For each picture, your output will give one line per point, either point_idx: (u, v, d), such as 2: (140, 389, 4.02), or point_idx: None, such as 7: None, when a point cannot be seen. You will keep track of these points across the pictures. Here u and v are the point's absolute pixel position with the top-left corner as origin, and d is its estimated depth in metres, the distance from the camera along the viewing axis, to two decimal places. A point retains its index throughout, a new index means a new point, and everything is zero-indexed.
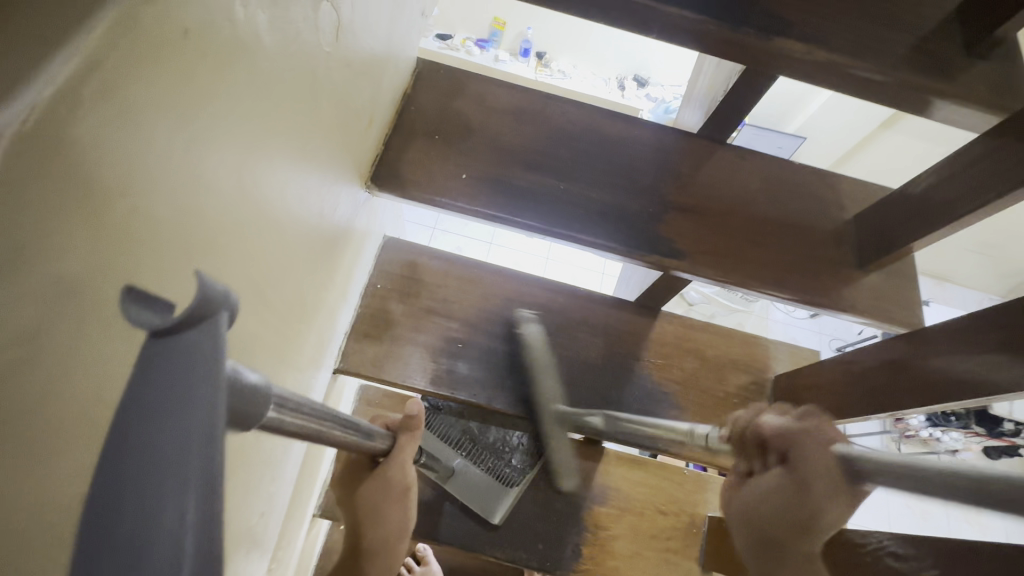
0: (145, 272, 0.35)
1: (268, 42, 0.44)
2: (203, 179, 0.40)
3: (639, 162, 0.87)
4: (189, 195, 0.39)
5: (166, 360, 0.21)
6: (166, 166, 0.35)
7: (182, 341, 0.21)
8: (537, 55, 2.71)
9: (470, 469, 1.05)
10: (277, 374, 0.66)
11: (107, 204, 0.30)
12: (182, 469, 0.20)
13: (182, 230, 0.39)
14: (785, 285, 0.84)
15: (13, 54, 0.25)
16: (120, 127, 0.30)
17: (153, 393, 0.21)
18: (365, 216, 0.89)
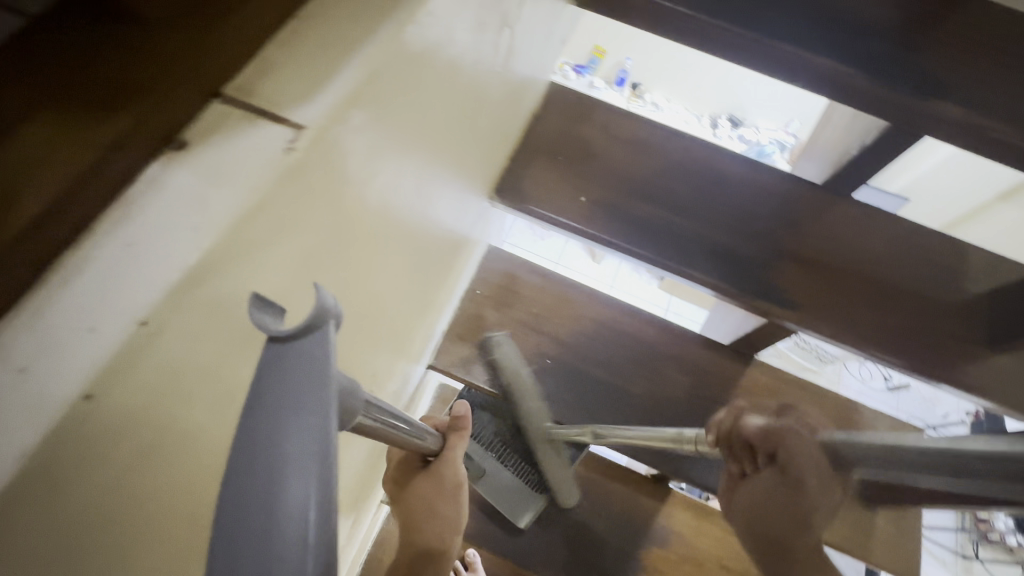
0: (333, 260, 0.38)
1: (466, 63, 0.48)
2: (390, 180, 0.44)
3: (759, 206, 0.86)
4: (377, 194, 0.42)
5: (284, 368, 0.22)
6: (369, 175, 0.39)
7: (296, 350, 0.22)
8: (632, 85, 2.72)
9: (500, 473, 1.02)
10: (391, 363, 0.70)
11: (326, 197, 0.33)
12: (303, 462, 0.21)
13: (365, 225, 0.42)
14: (905, 353, 0.80)
15: (325, 59, 0.31)
16: (361, 127, 0.34)
17: (275, 396, 0.22)
18: (481, 225, 0.93)
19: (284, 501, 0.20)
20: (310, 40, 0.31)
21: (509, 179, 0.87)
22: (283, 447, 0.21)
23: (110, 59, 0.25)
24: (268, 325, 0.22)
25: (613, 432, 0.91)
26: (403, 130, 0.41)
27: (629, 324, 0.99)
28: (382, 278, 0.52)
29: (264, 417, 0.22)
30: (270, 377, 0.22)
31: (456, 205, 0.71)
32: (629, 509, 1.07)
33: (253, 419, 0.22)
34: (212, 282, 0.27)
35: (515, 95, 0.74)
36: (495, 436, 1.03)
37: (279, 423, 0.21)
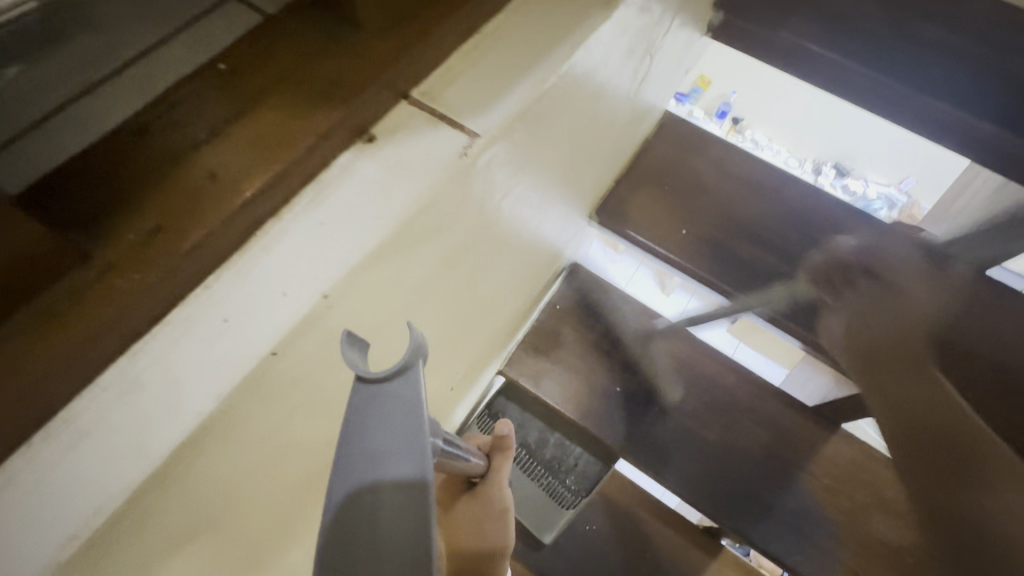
0: (451, 267, 0.40)
1: (609, 89, 0.49)
2: (519, 198, 0.45)
3: (878, 268, 0.80)
4: (504, 210, 0.44)
5: (376, 405, 0.24)
6: (509, 188, 0.41)
7: (388, 390, 0.24)
8: (733, 120, 2.64)
9: (526, 485, 1.01)
10: (471, 367, 0.72)
11: (456, 214, 0.35)
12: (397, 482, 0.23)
13: (482, 241, 0.43)
14: None
15: (504, 75, 0.33)
16: (515, 146, 0.36)
17: (370, 429, 0.24)
18: (575, 243, 0.94)
19: (386, 515, 0.22)
20: (490, 54, 0.33)
21: (611, 201, 0.87)
22: (382, 473, 0.23)
23: (330, 53, 0.28)
24: (357, 365, 0.24)
25: (675, 473, 0.88)
26: (546, 149, 0.43)
27: (708, 366, 0.95)
28: (489, 284, 0.54)
29: (354, 452, 0.23)
30: (363, 416, 0.24)
31: (561, 222, 0.72)
32: (676, 558, 1.02)
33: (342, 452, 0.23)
34: (346, 295, 0.30)
35: (636, 121, 0.74)
36: (521, 447, 1.02)
37: (369, 456, 0.23)
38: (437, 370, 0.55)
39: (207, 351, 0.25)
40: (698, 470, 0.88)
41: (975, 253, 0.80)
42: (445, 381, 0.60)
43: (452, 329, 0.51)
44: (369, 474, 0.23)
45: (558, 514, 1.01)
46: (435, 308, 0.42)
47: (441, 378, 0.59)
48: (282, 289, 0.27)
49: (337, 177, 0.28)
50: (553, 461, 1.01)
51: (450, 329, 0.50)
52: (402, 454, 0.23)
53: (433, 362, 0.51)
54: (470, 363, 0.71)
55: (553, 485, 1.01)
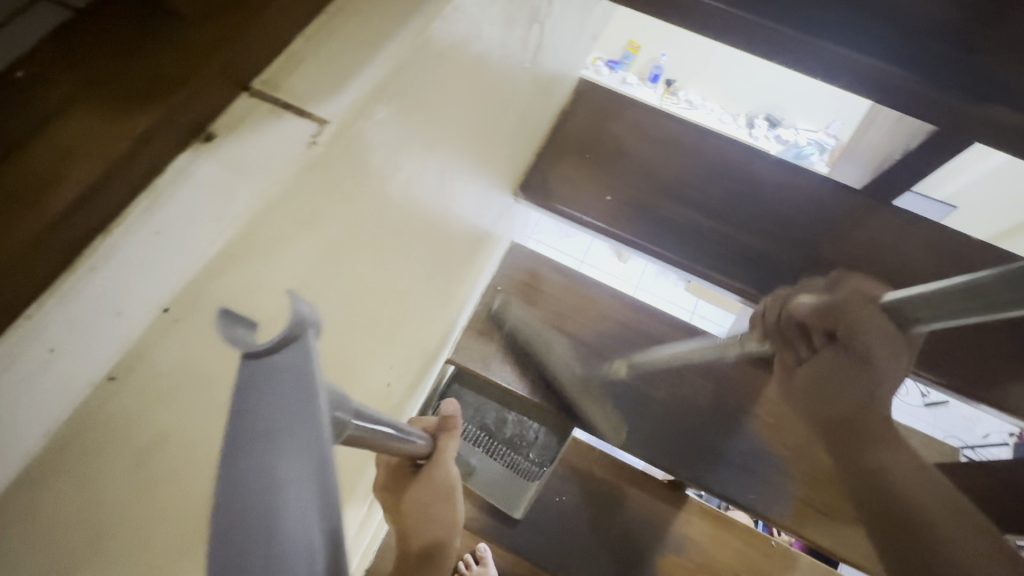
0: (347, 255, 0.39)
1: (493, 59, 0.48)
2: (415, 175, 0.45)
3: (793, 211, 0.83)
4: (399, 191, 0.43)
5: (268, 381, 0.21)
6: (392, 169, 0.40)
7: (277, 361, 0.21)
8: (667, 82, 2.67)
9: (490, 465, 1.07)
10: (408, 358, 0.72)
11: (334, 199, 0.34)
12: (300, 469, 0.20)
13: (380, 223, 0.42)
14: (938, 369, 0.76)
15: (351, 56, 0.31)
16: (385, 127, 0.36)
17: (260, 412, 0.20)
18: (505, 220, 0.94)
19: (281, 500, 0.19)
20: (338, 34, 0.31)
21: (536, 176, 0.86)
22: (275, 467, 0.19)
23: (165, 46, 0.25)
24: (241, 340, 0.22)
25: (632, 434, 0.91)
26: (429, 125, 0.42)
27: (652, 325, 0.97)
28: (402, 270, 0.53)
29: (239, 433, 0.20)
30: (247, 395, 0.20)
31: (477, 201, 0.70)
32: (646, 515, 1.05)
33: (229, 441, 0.20)
34: (220, 279, 0.30)
35: (543, 92, 0.74)
36: (480, 430, 1.09)
37: (260, 437, 0.20)
38: (363, 367, 0.54)
39: (37, 384, 0.23)
40: (651, 427, 0.91)
41: (882, 185, 0.84)
42: (376, 378, 0.59)
43: (368, 322, 0.49)
44: (260, 468, 0.19)
45: (525, 486, 1.07)
46: (337, 301, 0.41)
47: (370, 376, 0.58)
48: (114, 308, 0.26)
49: (173, 182, 0.26)
50: (512, 439, 1.08)
51: (364, 323, 0.48)
52: (297, 443, 0.20)
53: (354, 358, 0.50)
54: (405, 356, 0.70)
55: (514, 460, 1.07)
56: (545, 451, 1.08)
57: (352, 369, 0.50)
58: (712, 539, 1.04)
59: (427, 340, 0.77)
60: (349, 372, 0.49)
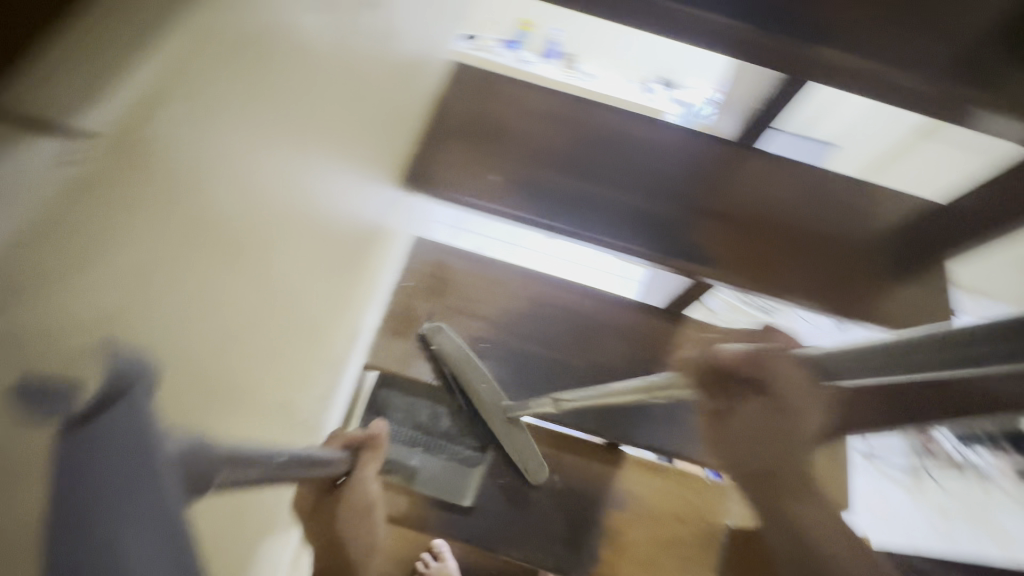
0: (184, 274, 0.37)
1: (315, 46, 0.46)
2: (252, 177, 0.42)
3: (669, 167, 0.86)
4: (235, 196, 0.41)
5: (91, 449, 0.25)
6: (217, 174, 0.38)
7: (99, 423, 0.25)
8: (564, 55, 2.69)
9: (431, 463, 1.02)
10: (307, 370, 0.69)
11: (137, 210, 0.31)
12: (131, 524, 0.25)
13: (220, 232, 0.40)
14: (812, 295, 0.83)
15: (113, 52, 0.28)
16: (188, 129, 0.33)
17: (88, 489, 0.24)
18: (397, 214, 0.91)
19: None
20: (102, 40, 0.28)
21: (420, 166, 0.85)
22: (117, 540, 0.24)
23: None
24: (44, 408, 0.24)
25: (558, 406, 0.93)
26: (252, 123, 0.40)
27: (562, 297, 0.99)
28: (264, 282, 0.50)
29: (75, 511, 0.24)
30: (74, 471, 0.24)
31: (349, 198, 0.67)
32: (587, 478, 1.10)
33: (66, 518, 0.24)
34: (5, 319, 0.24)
35: (405, 78, 0.71)
36: (415, 433, 1.02)
37: (95, 511, 0.24)
38: (242, 391, 0.50)
39: None
40: (574, 395, 0.93)
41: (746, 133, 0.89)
42: (263, 400, 0.56)
43: (234, 343, 0.46)
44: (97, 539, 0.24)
45: (471, 473, 1.04)
46: (188, 324, 0.38)
47: (257, 399, 0.54)
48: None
49: None
50: (451, 432, 1.03)
51: (229, 345, 0.45)
52: (133, 525, 0.25)
53: (227, 383, 0.47)
54: (298, 370, 0.67)
55: (457, 453, 1.03)
56: (484, 434, 1.04)
57: (228, 396, 0.47)
58: (651, 487, 1.10)
59: (326, 351, 0.74)
60: (223, 400, 0.46)
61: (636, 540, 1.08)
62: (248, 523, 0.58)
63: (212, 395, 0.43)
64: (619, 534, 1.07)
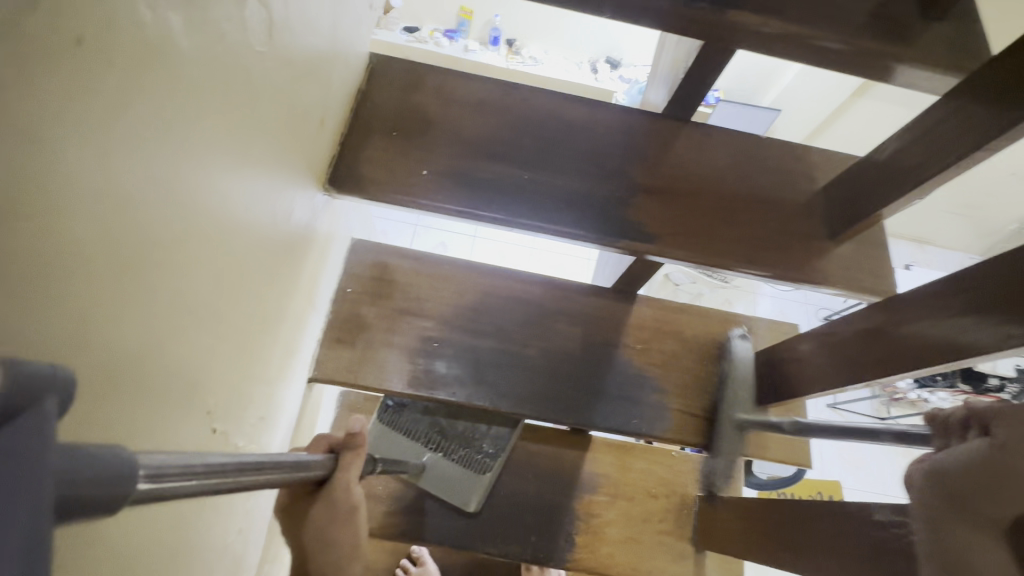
0: (43, 309, 0.33)
1: (187, 43, 0.42)
2: (127, 191, 0.38)
3: (603, 146, 0.85)
4: (107, 214, 0.37)
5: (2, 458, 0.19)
6: (76, 192, 0.34)
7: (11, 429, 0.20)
8: (507, 42, 2.66)
9: (441, 462, 1.02)
10: (241, 391, 0.65)
11: None
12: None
13: (89, 255, 0.36)
14: (754, 262, 0.83)
15: None
16: (22, 145, 0.29)
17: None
18: (328, 219, 0.87)
19: None
20: None
21: (346, 168, 0.81)
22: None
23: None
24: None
25: (519, 398, 0.91)
26: (116, 131, 0.36)
27: (512, 287, 0.98)
28: (168, 292, 0.46)
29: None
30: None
31: (270, 201, 0.64)
32: (558, 466, 1.09)
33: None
34: None
35: (313, 75, 0.67)
36: (430, 429, 1.02)
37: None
38: (153, 415, 0.47)
39: None
40: (532, 386, 0.92)
41: (677, 105, 0.89)
42: (181, 420, 0.52)
43: (130, 361, 0.43)
44: None
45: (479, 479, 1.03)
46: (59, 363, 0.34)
47: (172, 421, 0.51)
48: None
49: None
50: (463, 435, 1.02)
51: (121, 367, 0.42)
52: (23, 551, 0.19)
53: (124, 408, 0.43)
54: (234, 388, 0.63)
55: (468, 456, 1.02)
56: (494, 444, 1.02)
57: (124, 420, 0.43)
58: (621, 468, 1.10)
59: (264, 364, 0.71)
60: (116, 422, 0.42)
61: (612, 522, 1.08)
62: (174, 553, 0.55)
63: (93, 414, 0.39)
64: (594, 517, 1.07)
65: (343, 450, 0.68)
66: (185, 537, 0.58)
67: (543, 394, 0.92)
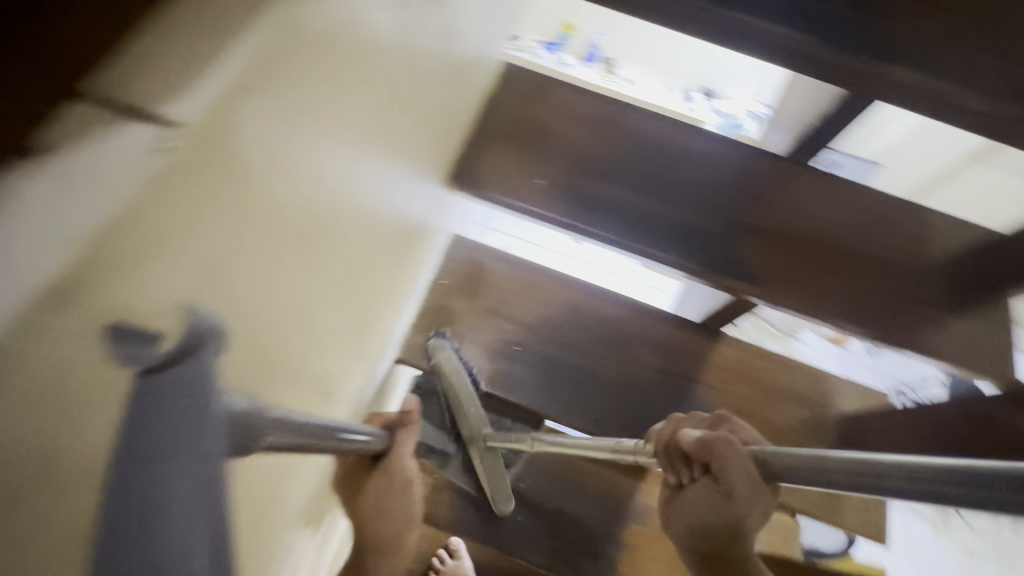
0: (247, 266, 0.38)
1: (388, 43, 0.47)
2: (319, 170, 0.43)
3: (718, 180, 0.84)
4: (304, 188, 0.42)
5: (150, 401, 0.25)
6: (289, 165, 0.38)
7: (157, 382, 0.25)
8: (604, 61, 2.70)
9: (467, 452, 1.04)
10: (351, 361, 0.70)
11: (213, 201, 0.32)
12: (172, 501, 0.25)
13: (284, 223, 0.41)
14: (858, 320, 0.80)
15: (205, 46, 0.28)
16: (269, 124, 0.34)
17: (144, 436, 0.25)
18: (440, 213, 0.91)
19: None
20: (192, 31, 0.27)
21: (465, 168, 0.84)
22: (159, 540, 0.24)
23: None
24: (131, 357, 0.25)
25: (587, 416, 0.91)
26: (325, 116, 0.41)
27: (598, 306, 0.98)
28: (318, 269, 0.50)
29: (141, 461, 0.25)
30: (137, 418, 0.25)
31: (401, 193, 0.67)
32: (611, 491, 1.08)
33: (126, 460, 0.24)
34: (85, 298, 0.24)
35: (458, 78, 0.71)
36: (457, 415, 1.08)
37: (149, 461, 0.25)
38: (295, 368, 0.52)
39: None
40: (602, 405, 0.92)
41: None
42: (306, 389, 0.56)
43: (285, 327, 0.47)
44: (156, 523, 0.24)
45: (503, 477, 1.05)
46: (245, 315, 0.39)
47: (300, 390, 0.55)
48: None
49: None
50: None
51: (278, 331, 0.46)
52: (178, 469, 0.25)
53: (275, 369, 0.47)
54: (343, 363, 0.67)
55: None
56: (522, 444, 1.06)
57: (276, 383, 0.47)
58: (613, 497, 1.08)
59: (367, 344, 0.75)
60: (270, 383, 0.46)
61: (657, 559, 1.05)
62: (275, 500, 0.59)
63: (257, 377, 0.43)
64: (639, 551, 1.05)
65: (396, 424, 0.71)
66: (283, 488, 0.63)
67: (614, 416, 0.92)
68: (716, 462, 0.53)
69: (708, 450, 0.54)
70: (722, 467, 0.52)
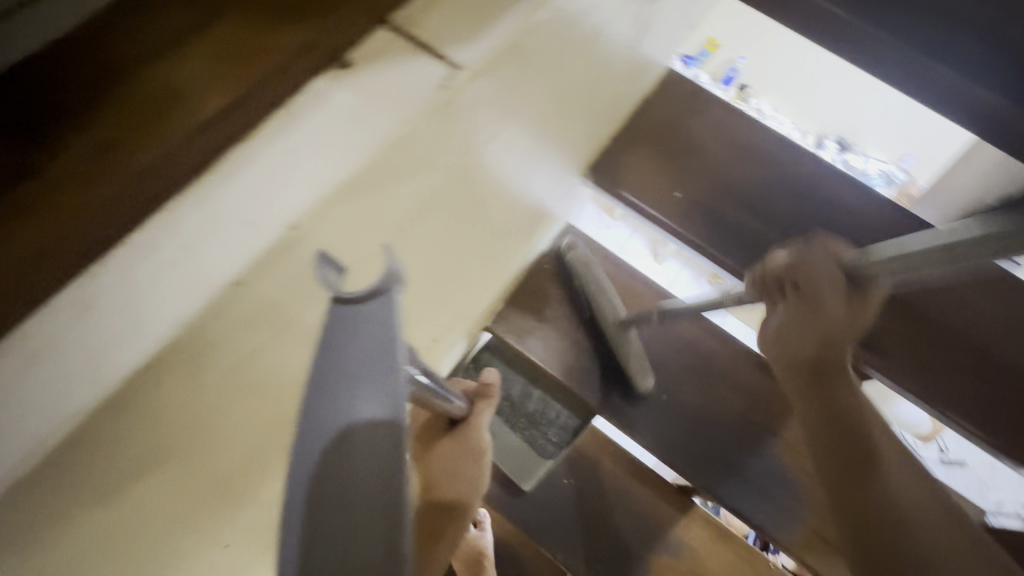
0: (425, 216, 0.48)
1: (593, 47, 0.53)
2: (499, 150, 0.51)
3: (867, 238, 0.79)
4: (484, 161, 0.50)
5: (354, 323, 0.29)
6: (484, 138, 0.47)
7: (361, 309, 0.30)
8: (739, 86, 2.52)
9: (507, 434, 1.04)
10: (464, 318, 0.75)
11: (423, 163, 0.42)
12: (367, 392, 0.28)
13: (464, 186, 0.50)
14: (979, 423, 0.71)
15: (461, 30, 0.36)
16: (483, 105, 0.43)
17: (334, 362, 0.29)
18: (566, 200, 0.93)
19: (349, 426, 0.27)
20: (463, 17, 0.36)
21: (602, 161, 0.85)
22: (356, 416, 0.28)
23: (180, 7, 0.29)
24: (335, 287, 0.30)
25: (651, 429, 0.91)
26: (524, 101, 0.48)
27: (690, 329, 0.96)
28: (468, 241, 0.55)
29: (335, 370, 0.29)
30: (340, 331, 0.29)
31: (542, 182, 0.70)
32: (647, 515, 1.06)
33: (321, 373, 0.28)
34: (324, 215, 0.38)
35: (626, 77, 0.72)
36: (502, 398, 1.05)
37: (345, 377, 0.28)
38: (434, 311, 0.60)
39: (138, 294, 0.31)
40: (672, 429, 0.91)
41: None
42: (423, 341, 0.61)
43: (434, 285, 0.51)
44: (344, 415, 0.28)
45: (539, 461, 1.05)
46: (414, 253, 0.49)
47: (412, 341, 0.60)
48: (247, 218, 0.34)
49: (306, 106, 0.31)
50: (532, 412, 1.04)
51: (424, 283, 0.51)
52: (365, 389, 0.28)
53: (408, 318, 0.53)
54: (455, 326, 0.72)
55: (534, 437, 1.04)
56: (563, 436, 1.04)
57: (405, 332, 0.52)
58: (651, 522, 1.06)
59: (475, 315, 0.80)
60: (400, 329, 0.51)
61: None
62: None
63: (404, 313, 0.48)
64: None
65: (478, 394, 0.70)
66: None
67: (681, 442, 0.90)
68: (805, 275, 0.61)
69: (798, 267, 0.61)
70: (816, 278, 0.60)
